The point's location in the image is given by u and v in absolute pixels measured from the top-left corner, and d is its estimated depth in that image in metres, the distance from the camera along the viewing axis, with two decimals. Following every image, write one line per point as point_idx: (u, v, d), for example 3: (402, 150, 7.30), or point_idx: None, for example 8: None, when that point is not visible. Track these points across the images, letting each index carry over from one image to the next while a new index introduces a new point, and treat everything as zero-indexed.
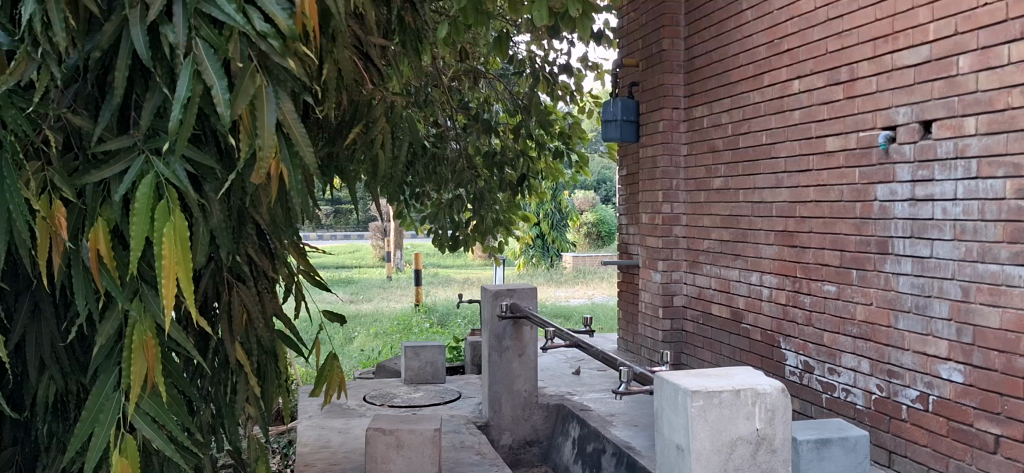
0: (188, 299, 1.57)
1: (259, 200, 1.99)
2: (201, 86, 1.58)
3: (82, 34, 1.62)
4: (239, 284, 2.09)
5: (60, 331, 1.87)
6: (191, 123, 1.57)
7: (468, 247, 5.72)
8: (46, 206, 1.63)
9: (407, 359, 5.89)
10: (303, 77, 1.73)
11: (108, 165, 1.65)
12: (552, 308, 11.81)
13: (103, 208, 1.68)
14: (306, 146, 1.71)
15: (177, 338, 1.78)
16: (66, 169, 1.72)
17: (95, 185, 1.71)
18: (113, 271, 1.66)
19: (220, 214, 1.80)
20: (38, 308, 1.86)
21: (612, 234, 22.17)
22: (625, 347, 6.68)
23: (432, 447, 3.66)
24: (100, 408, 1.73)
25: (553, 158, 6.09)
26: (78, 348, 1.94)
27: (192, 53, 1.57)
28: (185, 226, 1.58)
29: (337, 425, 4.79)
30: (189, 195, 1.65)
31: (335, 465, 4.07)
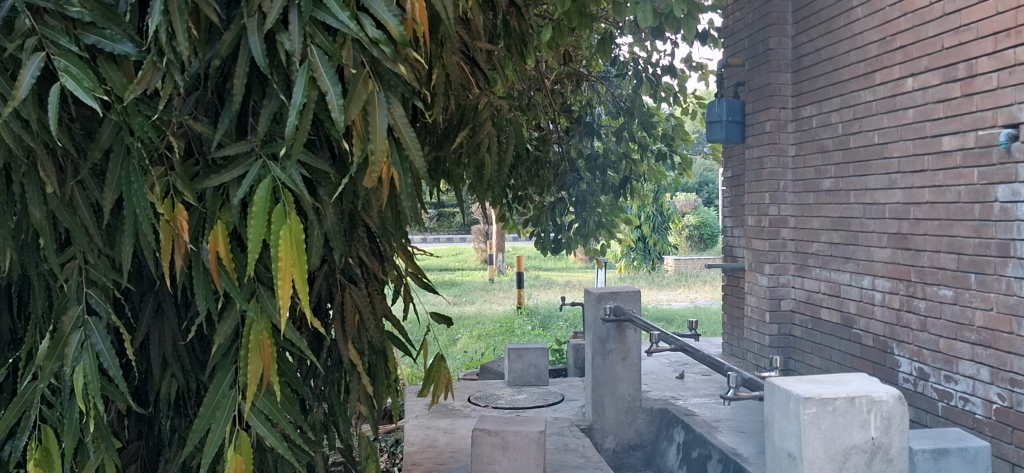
0: (303, 299, 1.61)
1: (370, 203, 2.03)
2: (316, 92, 1.62)
3: (203, 43, 1.68)
4: (352, 286, 2.13)
5: (181, 330, 1.94)
6: (306, 128, 1.61)
7: (570, 250, 5.72)
8: (169, 209, 1.69)
9: (510, 361, 5.92)
10: (413, 82, 1.76)
11: (227, 170, 1.71)
12: (654, 311, 11.72)
13: (222, 211, 1.73)
14: (416, 150, 1.73)
15: (292, 337, 1.82)
16: (188, 173, 1.78)
17: (215, 189, 1.76)
18: (232, 273, 1.71)
19: (334, 218, 1.84)
20: (161, 308, 1.94)
21: (715, 237, 21.87)
22: (730, 351, 6.58)
23: (536, 449, 3.67)
24: (217, 405, 1.79)
25: (656, 161, 6.04)
26: (197, 347, 2.01)
27: (308, 60, 1.61)
28: (300, 228, 1.62)
29: (443, 425, 4.84)
30: (305, 199, 1.69)
31: (443, 464, 4.12)
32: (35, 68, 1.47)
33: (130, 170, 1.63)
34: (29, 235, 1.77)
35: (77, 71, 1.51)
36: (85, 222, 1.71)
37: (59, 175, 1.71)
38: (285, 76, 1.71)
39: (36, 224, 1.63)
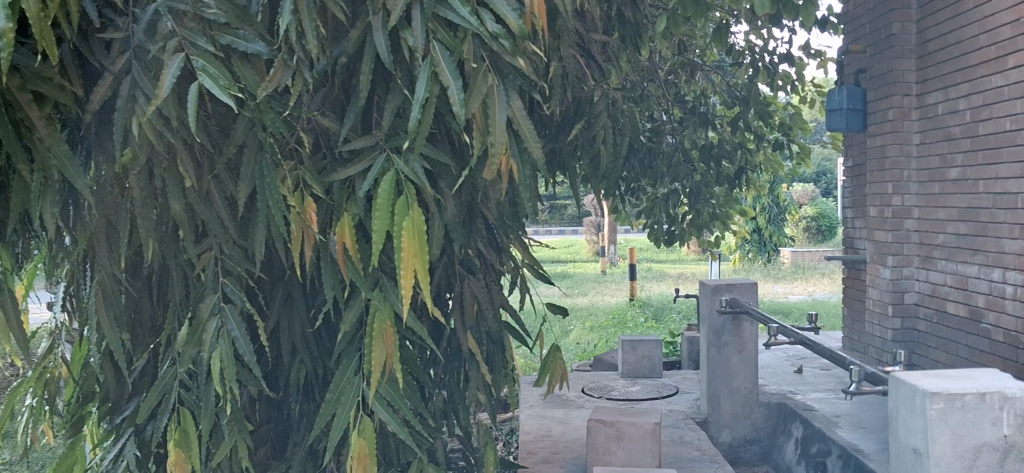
0: (425, 289, 1.65)
1: (488, 195, 2.07)
2: (438, 87, 1.65)
3: (330, 41, 1.74)
4: (471, 276, 2.18)
5: (309, 318, 2.02)
6: (429, 122, 1.66)
7: (683, 242, 5.67)
8: (299, 201, 1.76)
9: (624, 352, 5.92)
10: (531, 75, 1.79)
11: (353, 163, 1.77)
12: (771, 305, 11.47)
13: (348, 204, 1.79)
14: (535, 143, 1.75)
15: (415, 327, 1.87)
16: (316, 167, 1.85)
17: (342, 182, 1.83)
18: (358, 263, 1.78)
19: (454, 210, 1.89)
20: (290, 297, 2.02)
21: (834, 229, 21.26)
22: (850, 346, 6.40)
23: (652, 441, 3.65)
24: (342, 392, 1.85)
25: (772, 150, 5.92)
26: (324, 335, 2.09)
27: (430, 55, 1.64)
28: (422, 220, 1.66)
29: (558, 415, 4.87)
30: (427, 192, 1.73)
31: (558, 454, 4.15)
32: (175, 68, 1.54)
33: (262, 164, 1.71)
34: (169, 226, 1.88)
35: (213, 70, 1.57)
36: (220, 213, 1.80)
37: (196, 170, 1.80)
38: (408, 72, 1.76)
39: (176, 217, 1.72)
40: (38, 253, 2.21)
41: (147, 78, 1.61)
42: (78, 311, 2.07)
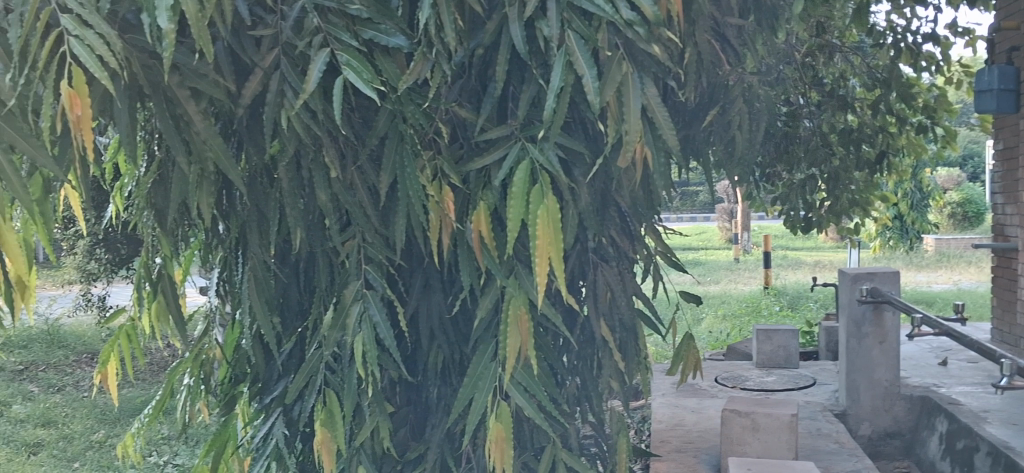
0: (560, 277, 1.67)
1: (622, 183, 2.08)
2: (573, 75, 1.66)
3: (467, 33, 1.77)
4: (604, 264, 2.19)
5: (446, 304, 2.07)
6: (563, 111, 1.67)
7: (821, 230, 5.52)
8: (437, 190, 1.80)
9: (759, 342, 5.81)
10: (665, 62, 1.78)
11: (490, 152, 1.80)
12: (914, 294, 11.02)
13: (484, 192, 1.83)
14: (669, 129, 1.74)
15: (549, 313, 1.89)
16: (453, 157, 1.89)
17: (479, 172, 1.87)
18: (493, 250, 1.81)
19: (588, 197, 1.90)
20: (428, 283, 2.07)
21: (982, 215, 20.24)
22: (1000, 338, 6.10)
23: (788, 433, 3.56)
24: (479, 376, 1.90)
25: (916, 134, 5.68)
26: (460, 321, 2.13)
27: (565, 44, 1.66)
28: (557, 208, 1.67)
29: (691, 404, 4.83)
30: (561, 180, 1.75)
31: (691, 443, 4.12)
32: (321, 64, 1.60)
33: (403, 154, 1.76)
34: (315, 216, 1.96)
35: (357, 65, 1.63)
36: (363, 203, 1.87)
37: (340, 161, 1.87)
38: (544, 60, 1.78)
39: (322, 207, 1.80)
40: (194, 241, 2.34)
41: (294, 73, 1.68)
42: (231, 296, 2.19)
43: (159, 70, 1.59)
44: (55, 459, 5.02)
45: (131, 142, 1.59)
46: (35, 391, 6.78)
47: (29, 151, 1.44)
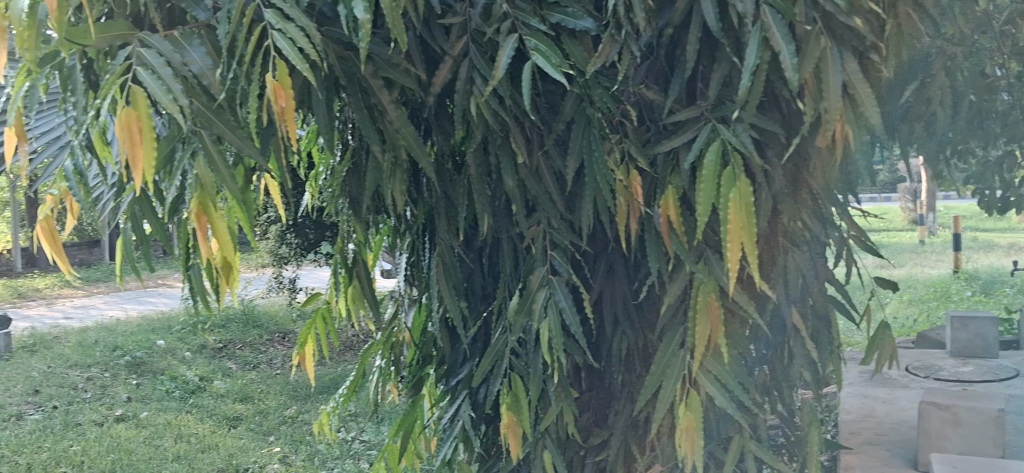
0: (753, 264, 1.60)
1: (816, 164, 1.98)
2: (769, 52, 1.59)
3: (656, 12, 1.72)
4: (795, 248, 2.10)
5: (631, 289, 2.04)
6: (757, 91, 1.60)
7: None
8: (625, 174, 1.78)
9: (953, 329, 5.49)
10: (867, 34, 1.68)
11: (679, 134, 1.75)
12: None
13: (673, 176, 1.79)
14: (872, 107, 1.63)
15: (740, 300, 1.83)
16: (640, 140, 1.85)
17: (667, 155, 1.83)
18: (682, 236, 1.77)
19: (782, 180, 1.82)
20: (613, 269, 2.05)
21: None
22: None
23: (995, 429, 3.34)
24: (667, 364, 1.86)
25: None
26: (645, 307, 2.10)
27: (760, 21, 1.59)
28: (750, 191, 1.61)
29: (881, 395, 4.62)
30: (755, 161, 1.68)
31: (883, 436, 3.93)
32: (511, 49, 1.60)
33: (590, 138, 1.76)
34: (503, 202, 1.98)
35: (545, 49, 1.61)
36: (549, 189, 1.87)
37: (526, 146, 1.87)
38: (736, 38, 1.71)
39: (508, 193, 1.81)
40: (383, 228, 2.40)
41: (482, 60, 1.69)
42: (419, 281, 2.24)
43: (354, 61, 1.64)
44: (253, 432, 5.32)
45: (328, 131, 1.64)
46: (234, 367, 7.21)
47: (235, 142, 1.51)
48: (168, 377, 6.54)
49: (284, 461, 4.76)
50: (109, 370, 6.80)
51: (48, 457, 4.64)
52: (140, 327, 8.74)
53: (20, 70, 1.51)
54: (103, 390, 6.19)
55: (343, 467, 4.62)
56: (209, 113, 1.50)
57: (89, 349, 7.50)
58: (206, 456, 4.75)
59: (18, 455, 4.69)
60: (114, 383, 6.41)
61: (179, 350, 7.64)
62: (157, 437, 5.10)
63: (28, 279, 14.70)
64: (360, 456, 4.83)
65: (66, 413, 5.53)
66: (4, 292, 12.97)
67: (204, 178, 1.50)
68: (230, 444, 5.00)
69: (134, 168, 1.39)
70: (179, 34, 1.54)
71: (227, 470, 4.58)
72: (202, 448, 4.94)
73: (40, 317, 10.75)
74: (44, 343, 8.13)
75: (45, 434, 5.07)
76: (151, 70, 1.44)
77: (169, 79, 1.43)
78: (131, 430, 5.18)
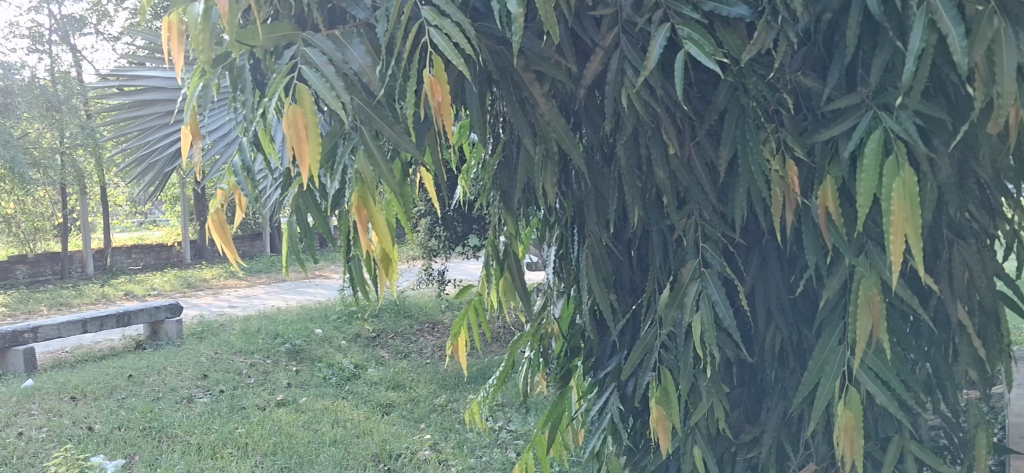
0: (919, 257, 1.53)
1: (986, 152, 1.88)
2: (937, 34, 1.51)
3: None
4: (961, 241, 1.99)
5: (785, 283, 1.99)
6: (923, 75, 1.53)
7: None
8: (781, 164, 1.73)
9: None
10: None
11: (838, 122, 1.70)
12: None
13: (832, 166, 1.73)
14: None
15: (904, 295, 1.75)
16: (797, 129, 1.80)
17: (825, 144, 1.77)
18: (842, 228, 1.71)
19: (950, 170, 1.73)
20: (766, 262, 2.01)
21: None
22: None
23: None
24: (826, 360, 1.81)
25: None
26: (800, 301, 2.04)
27: (927, 2, 1.51)
28: (915, 181, 1.54)
29: None
30: (920, 150, 1.61)
31: None
32: (663, 39, 1.58)
33: (745, 128, 1.74)
34: (653, 194, 1.97)
35: (698, 38, 1.59)
36: (701, 180, 1.84)
37: (678, 137, 1.85)
38: (900, 21, 1.64)
39: (660, 184, 1.79)
40: (532, 220, 2.42)
41: (633, 50, 1.68)
42: (568, 273, 2.25)
43: (506, 55, 1.66)
44: (405, 419, 5.47)
45: (481, 125, 1.67)
46: (386, 356, 7.43)
47: (393, 136, 1.56)
48: (325, 364, 6.80)
49: (435, 448, 4.88)
50: (271, 357, 7.12)
51: (216, 438, 4.90)
52: (299, 316, 9.12)
53: (194, 71, 1.59)
54: (265, 376, 6.49)
55: (491, 456, 4.69)
56: (368, 109, 1.55)
57: (252, 337, 7.88)
58: (361, 442, 4.92)
59: (189, 435, 4.97)
60: (275, 369, 6.72)
61: (335, 339, 7.92)
62: (315, 422, 5.31)
63: (197, 270, 15.56)
64: (507, 445, 4.90)
65: (232, 397, 5.83)
66: (175, 282, 13.78)
67: (364, 172, 1.55)
68: (384, 430, 5.16)
69: (301, 162, 1.45)
70: (340, 33, 1.60)
71: (381, 454, 4.74)
72: (357, 433, 5.11)
73: (207, 306, 11.36)
74: (211, 330, 8.58)
75: (213, 416, 5.36)
76: (315, 68, 1.50)
77: (332, 76, 1.48)
78: (291, 414, 5.40)
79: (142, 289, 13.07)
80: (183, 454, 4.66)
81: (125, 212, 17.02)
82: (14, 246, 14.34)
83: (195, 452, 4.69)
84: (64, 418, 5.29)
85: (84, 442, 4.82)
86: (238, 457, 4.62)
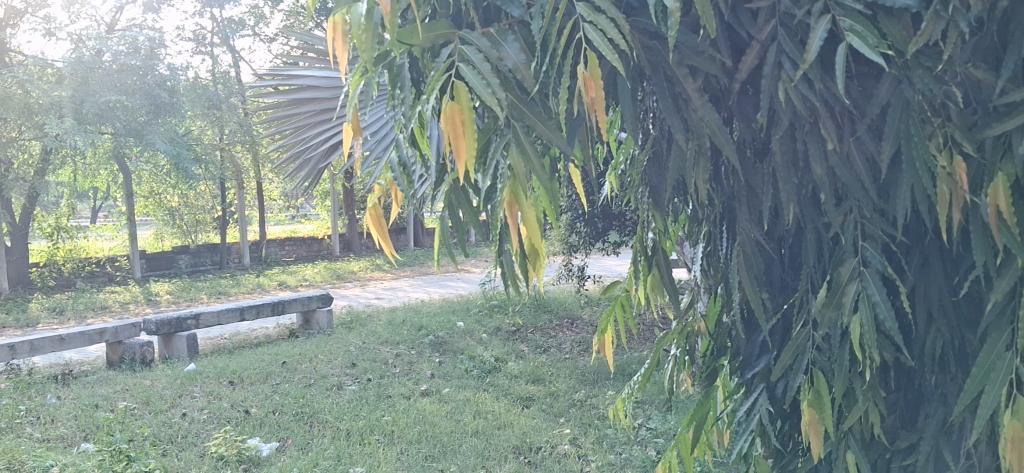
0: None
1: None
2: None
3: None
4: None
5: (949, 286, 1.90)
6: None
7: None
8: (948, 161, 1.66)
9: None
10: None
11: (1011, 117, 1.61)
12: None
13: (1003, 163, 1.65)
14: None
15: None
16: (966, 123, 1.72)
17: (995, 140, 1.69)
18: (1014, 228, 1.63)
19: None
20: (928, 263, 1.93)
21: None
22: None
23: None
24: (992, 366, 1.72)
25: None
26: (965, 305, 1.95)
27: None
28: None
29: None
30: None
31: None
32: (824, 31, 1.54)
33: (909, 123, 1.67)
34: (809, 191, 1.92)
35: (861, 29, 1.54)
36: (860, 176, 1.79)
37: (836, 133, 1.80)
38: None
39: (817, 180, 1.75)
40: (680, 217, 2.40)
41: (792, 44, 1.65)
42: (716, 271, 2.21)
43: (660, 50, 1.65)
44: (545, 413, 5.52)
45: (634, 120, 1.67)
46: (526, 350, 7.50)
47: (546, 133, 1.57)
48: (467, 357, 6.92)
49: (574, 443, 4.89)
50: (415, 348, 7.30)
51: (364, 424, 5.06)
52: (442, 308, 9.31)
53: (357, 70, 1.65)
54: (410, 366, 6.66)
55: (631, 453, 4.67)
56: (521, 106, 1.57)
57: (398, 328, 8.10)
58: (502, 433, 4.98)
59: (339, 421, 5.15)
60: (420, 360, 6.88)
61: (476, 332, 8.05)
62: (457, 412, 5.41)
63: (345, 262, 16.07)
64: (647, 443, 4.86)
65: (379, 385, 6.01)
66: (325, 274, 14.30)
67: (517, 168, 1.57)
68: (524, 423, 5.21)
69: (456, 158, 1.48)
70: (495, 31, 1.62)
71: (521, 447, 4.78)
72: (498, 425, 5.18)
73: (356, 297, 11.74)
74: (359, 321, 8.85)
75: (362, 404, 5.53)
76: (471, 66, 1.53)
77: (488, 73, 1.51)
78: (435, 405, 5.52)
79: (295, 280, 13.60)
80: (332, 439, 4.84)
81: (279, 206, 17.75)
82: (177, 236, 15.19)
83: (344, 437, 4.85)
84: (224, 400, 5.58)
85: (241, 424, 5.08)
86: (384, 444, 4.75)
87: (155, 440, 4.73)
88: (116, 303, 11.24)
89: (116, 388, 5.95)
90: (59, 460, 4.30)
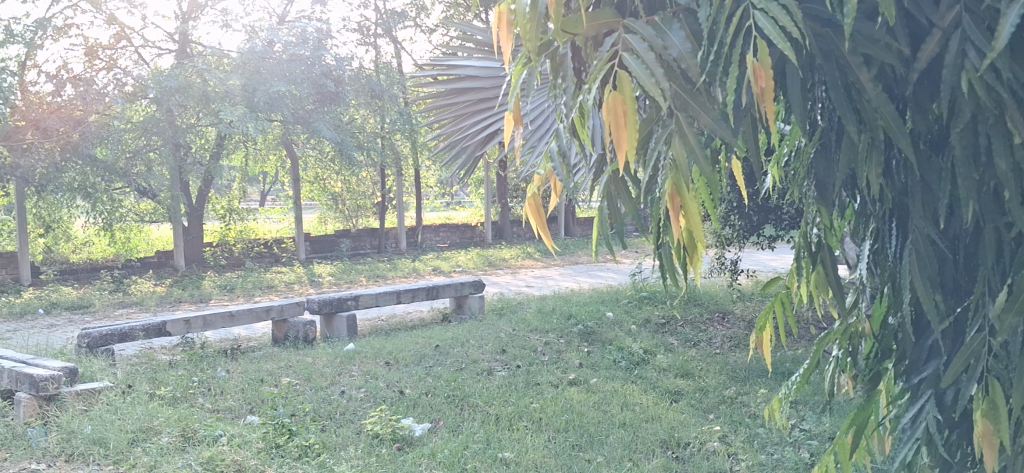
0: None
1: None
2: None
3: None
4: None
5: None
6: None
7: None
8: None
9: None
10: None
11: None
12: None
13: None
14: None
15: None
16: None
17: None
18: None
19: None
20: None
21: None
22: None
23: None
24: None
25: None
26: None
27: None
28: None
29: None
30: None
31: None
32: (1016, 16, 1.44)
33: None
34: (991, 187, 1.81)
35: None
36: None
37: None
38: None
39: (1002, 176, 1.65)
40: (846, 212, 2.30)
41: (978, 30, 1.57)
42: (884, 269, 2.11)
43: (832, 37, 1.59)
44: (694, 408, 5.44)
45: (803, 112, 1.61)
46: (676, 343, 7.40)
47: (710, 123, 1.53)
48: (617, 348, 6.89)
49: (724, 440, 4.80)
50: (564, 337, 7.33)
51: (513, 410, 5.12)
52: (592, 298, 9.30)
53: (519, 59, 1.66)
54: (559, 355, 6.69)
55: (783, 454, 4.54)
56: (685, 96, 1.54)
57: (548, 316, 8.16)
58: (651, 426, 4.94)
59: (489, 406, 5.23)
60: (568, 349, 6.90)
61: (625, 323, 8.01)
62: (605, 402, 5.41)
63: (497, 249, 16.28)
64: (801, 445, 4.72)
65: (528, 372, 6.07)
66: (478, 260, 14.55)
67: (679, 159, 1.53)
68: (672, 417, 5.15)
69: (618, 148, 1.46)
70: (660, 20, 1.60)
71: (669, 441, 4.74)
72: (647, 417, 5.14)
73: (507, 284, 11.90)
74: (510, 308, 8.95)
75: (511, 390, 5.60)
76: (636, 56, 1.51)
77: (652, 63, 1.48)
78: (582, 394, 5.53)
79: (448, 266, 13.89)
80: (482, 423, 4.92)
81: (434, 192, 18.14)
82: (340, 221, 15.82)
83: (494, 422, 4.93)
84: (380, 380, 5.76)
85: (396, 404, 5.23)
86: (532, 431, 4.79)
87: (316, 415, 4.93)
88: (281, 283, 11.77)
89: (281, 364, 6.23)
90: (228, 430, 4.54)
